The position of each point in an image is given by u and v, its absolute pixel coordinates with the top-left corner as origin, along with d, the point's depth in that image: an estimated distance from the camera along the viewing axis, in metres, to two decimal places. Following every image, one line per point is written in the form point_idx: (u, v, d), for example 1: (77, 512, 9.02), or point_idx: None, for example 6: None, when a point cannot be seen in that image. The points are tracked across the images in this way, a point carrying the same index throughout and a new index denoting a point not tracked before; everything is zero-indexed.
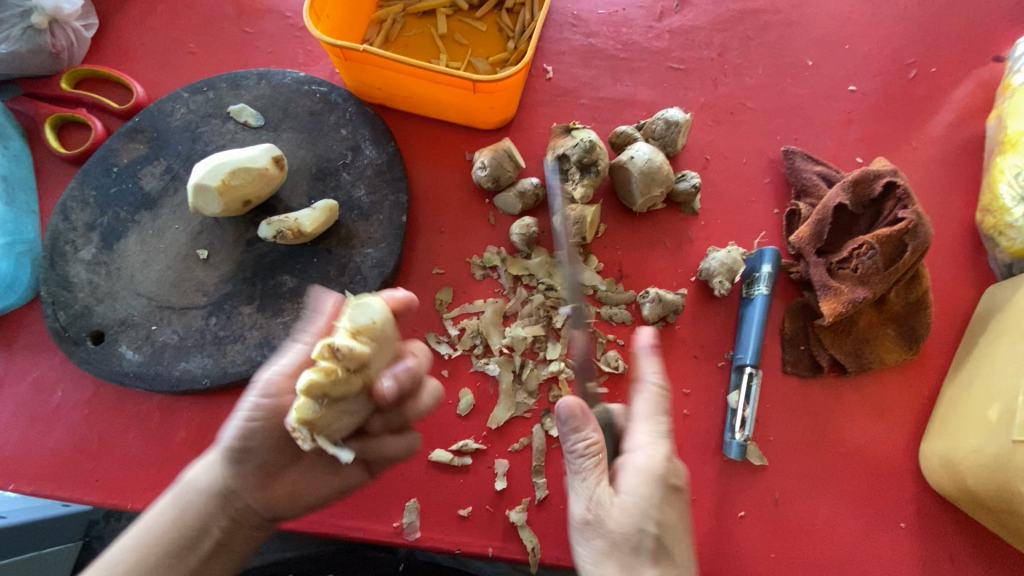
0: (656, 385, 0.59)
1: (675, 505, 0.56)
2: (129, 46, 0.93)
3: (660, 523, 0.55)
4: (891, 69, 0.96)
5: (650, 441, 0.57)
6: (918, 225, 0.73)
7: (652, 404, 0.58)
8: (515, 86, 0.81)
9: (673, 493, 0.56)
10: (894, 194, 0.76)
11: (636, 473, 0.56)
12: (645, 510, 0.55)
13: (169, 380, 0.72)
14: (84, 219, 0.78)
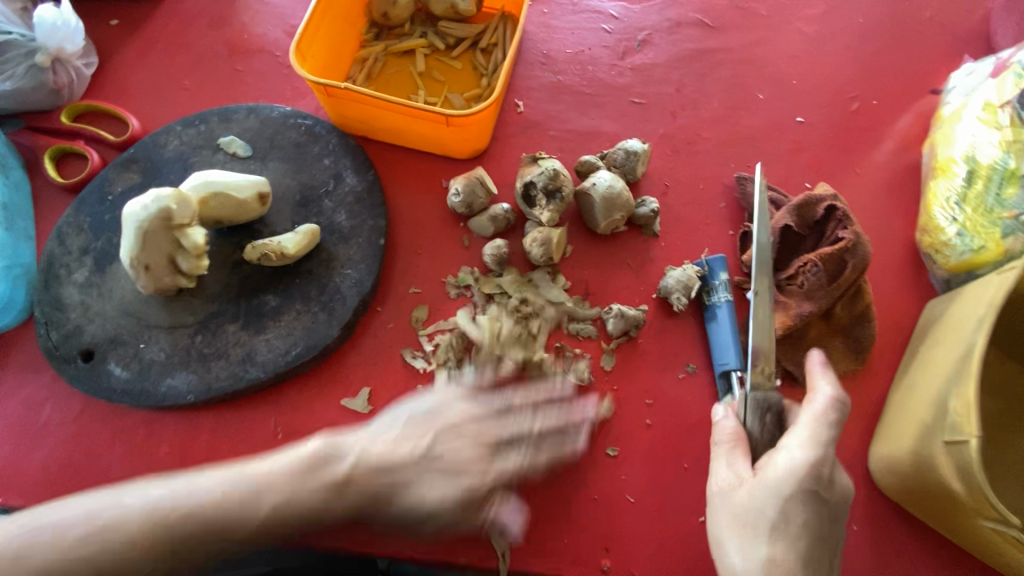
0: (827, 403, 0.64)
1: (812, 511, 0.61)
2: (126, 83, 1.00)
3: (792, 517, 0.61)
4: (835, 103, 1.05)
5: (802, 443, 0.62)
6: (856, 244, 0.81)
7: (817, 415, 0.64)
8: (487, 120, 0.88)
9: (817, 502, 0.61)
10: (835, 216, 0.85)
11: (779, 467, 0.61)
12: (778, 500, 0.61)
13: (156, 395, 0.76)
14: (78, 243, 0.83)
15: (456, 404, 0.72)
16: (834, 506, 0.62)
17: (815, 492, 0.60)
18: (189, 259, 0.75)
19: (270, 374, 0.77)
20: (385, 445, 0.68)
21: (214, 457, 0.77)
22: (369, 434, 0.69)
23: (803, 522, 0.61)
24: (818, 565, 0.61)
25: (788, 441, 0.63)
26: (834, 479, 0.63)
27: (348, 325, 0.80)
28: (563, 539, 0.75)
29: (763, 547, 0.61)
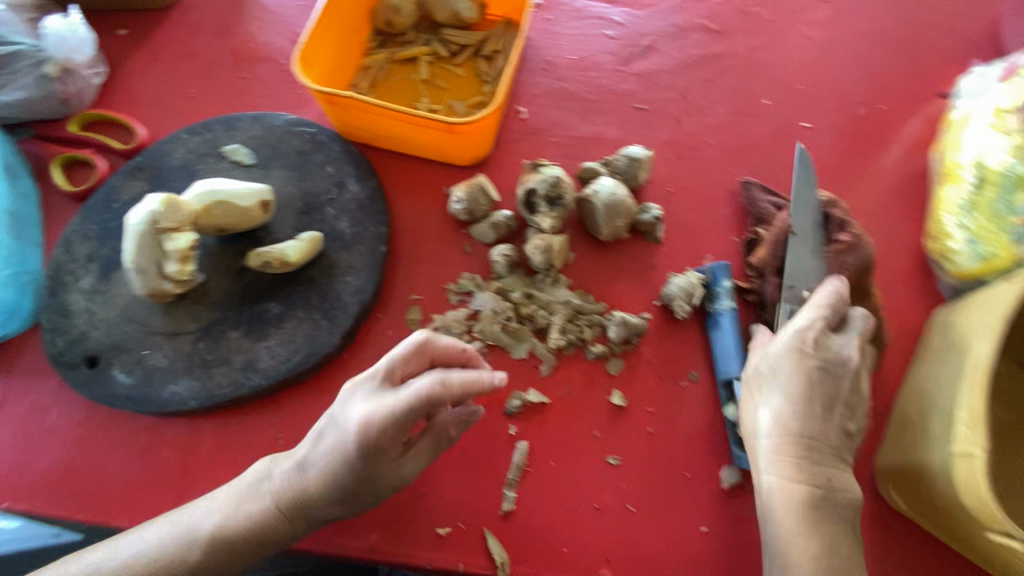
0: (831, 289, 0.73)
1: (801, 368, 0.69)
2: (134, 92, 1.01)
3: (795, 373, 0.69)
4: (842, 108, 1.03)
5: (806, 316, 0.71)
6: (853, 246, 0.82)
7: (823, 296, 0.72)
8: (489, 127, 0.88)
9: (804, 359, 0.69)
10: (833, 220, 0.85)
11: (779, 335, 0.72)
12: (771, 358, 0.71)
13: (158, 402, 0.76)
14: (84, 251, 0.84)
15: (340, 423, 0.61)
16: (834, 366, 0.70)
17: (804, 348, 0.70)
18: (177, 262, 0.75)
19: (271, 381, 0.77)
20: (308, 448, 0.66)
21: (215, 463, 0.77)
22: (291, 457, 0.66)
23: (803, 380, 0.69)
24: (815, 411, 0.69)
25: (800, 317, 0.72)
26: (835, 345, 0.71)
27: (349, 332, 0.80)
28: (563, 548, 0.74)
29: (763, 399, 0.71)
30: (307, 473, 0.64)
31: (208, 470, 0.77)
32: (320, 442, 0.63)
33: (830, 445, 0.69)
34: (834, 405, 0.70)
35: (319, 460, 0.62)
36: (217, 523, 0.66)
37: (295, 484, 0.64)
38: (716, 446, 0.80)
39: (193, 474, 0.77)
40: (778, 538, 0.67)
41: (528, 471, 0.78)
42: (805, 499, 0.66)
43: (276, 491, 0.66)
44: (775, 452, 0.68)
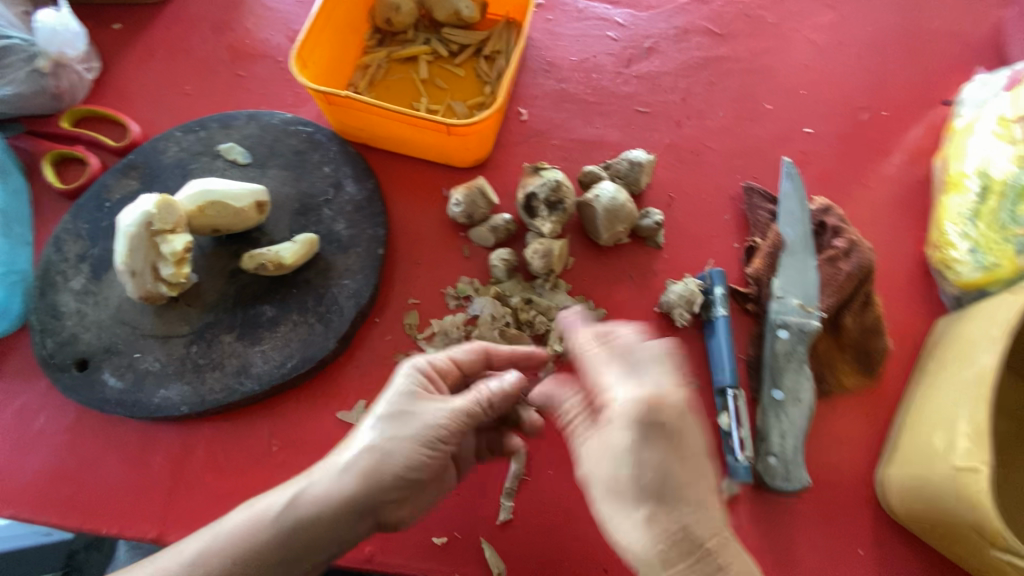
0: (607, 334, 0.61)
1: (656, 450, 0.52)
2: (128, 88, 0.99)
3: (633, 461, 0.52)
4: (845, 113, 1.02)
5: (640, 373, 0.55)
6: (850, 250, 0.82)
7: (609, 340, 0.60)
8: (489, 129, 0.87)
9: (658, 439, 0.52)
10: (829, 227, 0.86)
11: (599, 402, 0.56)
12: (620, 449, 0.53)
13: (149, 406, 0.75)
14: (75, 251, 0.82)
15: (421, 400, 0.62)
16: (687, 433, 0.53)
17: (653, 414, 0.52)
18: (172, 264, 0.73)
19: (265, 386, 0.76)
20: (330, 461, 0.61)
21: (207, 470, 0.76)
22: (330, 463, 0.60)
23: (653, 460, 0.52)
24: (684, 495, 0.52)
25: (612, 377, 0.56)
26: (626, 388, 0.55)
27: (344, 336, 0.79)
28: (561, 559, 0.73)
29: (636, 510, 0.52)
30: (372, 470, 0.59)
31: (200, 476, 0.75)
32: (386, 428, 0.60)
33: (706, 535, 0.52)
34: (701, 490, 0.53)
35: (395, 446, 0.59)
36: (244, 549, 0.57)
37: (346, 487, 0.58)
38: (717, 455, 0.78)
39: (186, 481, 0.75)
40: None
41: (526, 479, 0.77)
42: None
43: (320, 498, 0.58)
44: (672, 571, 0.51)
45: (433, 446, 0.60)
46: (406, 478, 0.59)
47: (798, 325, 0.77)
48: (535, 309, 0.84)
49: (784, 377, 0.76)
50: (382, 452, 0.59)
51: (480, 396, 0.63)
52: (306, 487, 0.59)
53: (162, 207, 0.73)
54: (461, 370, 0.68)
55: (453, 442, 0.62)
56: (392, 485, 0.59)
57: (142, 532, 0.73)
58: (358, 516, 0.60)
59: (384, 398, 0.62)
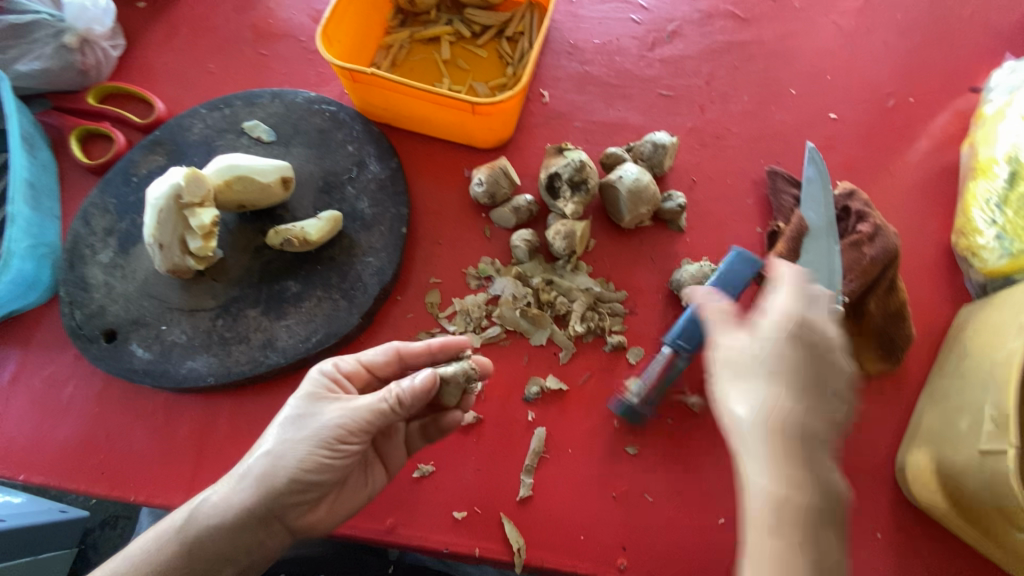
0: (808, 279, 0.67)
1: (799, 348, 0.48)
2: (152, 65, 1.00)
3: (792, 350, 0.48)
4: (871, 99, 1.01)
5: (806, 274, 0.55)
6: (875, 235, 0.81)
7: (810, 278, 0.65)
8: (513, 109, 0.87)
9: (794, 333, 0.48)
10: (854, 213, 0.85)
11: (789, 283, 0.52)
12: (780, 322, 0.49)
13: (176, 377, 0.76)
14: (103, 225, 0.83)
15: (320, 402, 0.63)
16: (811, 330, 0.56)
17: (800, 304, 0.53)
18: (200, 238, 0.74)
19: (290, 360, 0.77)
20: (233, 475, 0.62)
21: (232, 442, 0.77)
22: (233, 472, 0.62)
23: (814, 354, 0.49)
24: (807, 397, 0.47)
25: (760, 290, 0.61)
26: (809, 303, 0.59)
27: (368, 313, 0.79)
28: (580, 535, 0.74)
29: (758, 381, 0.48)
30: (263, 475, 0.60)
31: (225, 447, 0.77)
32: (282, 432, 0.61)
33: (820, 441, 0.46)
34: (819, 401, 0.47)
35: (284, 451, 0.60)
36: (150, 564, 0.60)
37: (240, 493, 0.60)
38: None
39: (210, 451, 0.76)
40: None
41: (546, 457, 0.77)
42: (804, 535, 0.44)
43: (219, 505, 0.61)
44: (771, 459, 0.45)
45: (326, 448, 0.60)
46: (300, 481, 0.60)
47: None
48: (556, 290, 0.84)
49: None
50: (274, 457, 0.60)
51: (388, 395, 0.60)
52: (211, 494, 0.62)
53: (189, 182, 0.73)
54: (373, 372, 0.69)
55: (352, 444, 0.61)
56: (287, 489, 0.60)
57: (169, 500, 0.74)
58: (262, 522, 0.61)
59: (288, 404, 0.64)
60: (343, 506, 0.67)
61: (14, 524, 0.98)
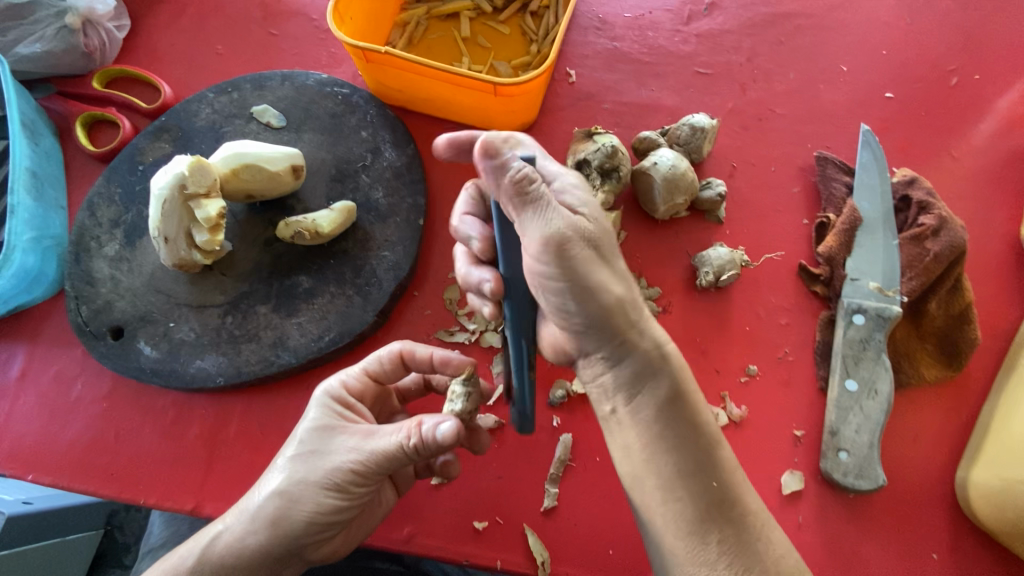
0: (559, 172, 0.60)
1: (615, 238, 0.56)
2: (158, 46, 0.95)
3: (581, 284, 0.52)
4: (931, 76, 0.92)
5: (586, 196, 0.57)
6: (940, 228, 0.74)
7: (577, 179, 0.58)
8: (538, 90, 0.80)
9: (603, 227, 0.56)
10: (913, 203, 0.77)
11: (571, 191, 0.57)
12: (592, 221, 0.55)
13: (184, 377, 0.72)
14: (109, 216, 0.80)
15: (333, 436, 0.59)
16: (606, 254, 0.54)
17: (564, 245, 0.51)
18: (207, 230, 0.70)
19: (301, 360, 0.73)
20: (242, 509, 0.59)
21: (243, 444, 0.74)
22: (241, 508, 0.59)
23: (590, 274, 0.52)
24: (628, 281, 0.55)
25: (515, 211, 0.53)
26: (588, 221, 0.54)
27: (383, 311, 0.75)
28: (608, 550, 0.69)
29: (607, 274, 0.54)
30: (277, 518, 0.57)
31: (236, 449, 0.73)
32: (294, 469, 0.58)
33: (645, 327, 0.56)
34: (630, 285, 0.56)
35: (300, 491, 0.57)
36: None
37: (254, 536, 0.58)
38: (777, 447, 0.73)
39: (220, 454, 0.73)
40: (683, 488, 0.54)
41: (572, 465, 0.73)
42: (659, 406, 0.55)
43: (230, 545, 0.58)
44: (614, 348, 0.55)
45: (338, 491, 0.58)
46: (318, 523, 0.58)
47: (876, 310, 0.71)
48: None
49: (859, 366, 0.71)
50: (288, 498, 0.57)
51: (407, 437, 0.57)
52: (221, 533, 0.59)
53: (193, 170, 0.69)
54: (378, 381, 0.69)
55: (366, 485, 0.59)
56: (303, 532, 0.58)
57: (179, 504, 0.72)
58: (276, 562, 0.59)
59: (298, 435, 0.60)
60: (356, 533, 0.66)
61: (38, 509, 0.98)
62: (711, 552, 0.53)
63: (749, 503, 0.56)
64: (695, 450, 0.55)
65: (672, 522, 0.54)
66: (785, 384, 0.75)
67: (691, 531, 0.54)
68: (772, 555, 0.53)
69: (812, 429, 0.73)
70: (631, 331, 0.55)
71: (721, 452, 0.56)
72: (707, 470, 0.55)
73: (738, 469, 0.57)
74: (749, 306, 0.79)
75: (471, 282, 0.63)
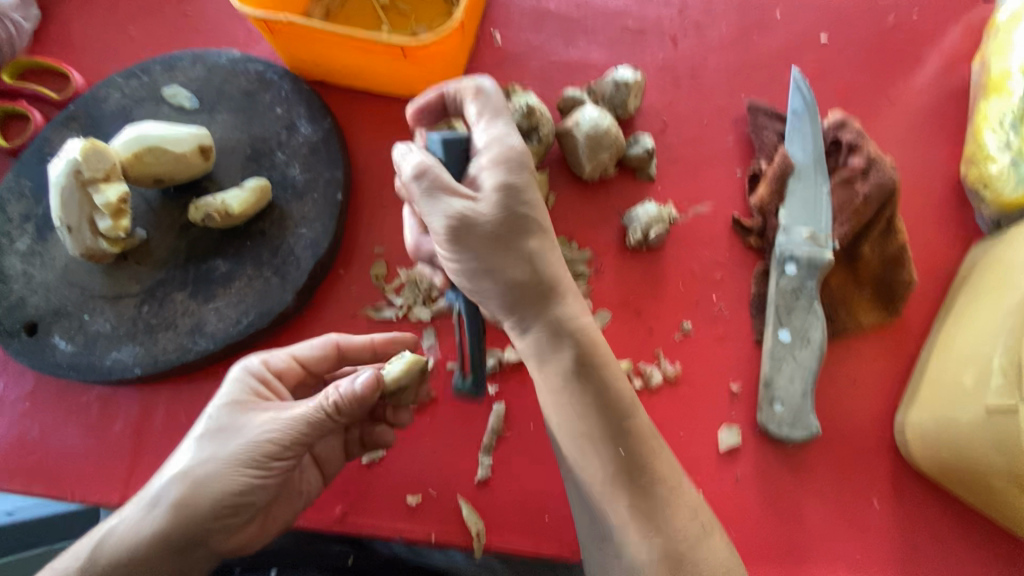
0: (490, 141, 0.54)
1: (531, 199, 0.54)
2: (70, 34, 0.92)
3: (485, 266, 0.52)
4: (869, 16, 0.89)
5: (501, 155, 0.53)
6: (868, 168, 0.72)
7: (503, 149, 0.53)
8: (452, 51, 0.77)
9: (515, 191, 0.53)
10: (844, 145, 0.75)
11: (491, 151, 0.53)
12: (502, 190, 0.52)
13: (102, 369, 0.71)
14: (19, 210, 0.77)
15: (249, 412, 0.58)
16: (513, 237, 0.53)
17: (462, 231, 0.51)
18: (109, 214, 0.68)
19: (220, 344, 0.71)
20: (147, 496, 0.55)
21: (170, 434, 0.72)
22: (142, 495, 0.56)
23: (495, 259, 0.52)
24: (544, 263, 0.55)
25: (426, 215, 0.52)
26: (497, 204, 0.52)
27: (303, 290, 0.73)
28: (545, 516, 0.68)
29: (518, 256, 0.54)
30: (182, 498, 0.54)
31: (164, 440, 0.72)
32: (203, 445, 0.56)
33: (557, 309, 0.57)
34: (548, 259, 0.56)
35: (211, 467, 0.55)
36: None
37: (156, 518, 0.54)
38: (714, 404, 0.71)
39: (148, 446, 0.72)
40: (599, 452, 0.56)
41: (506, 435, 0.71)
42: (568, 376, 0.57)
43: (124, 537, 0.54)
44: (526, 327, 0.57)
45: (256, 467, 0.56)
46: (226, 506, 0.55)
47: (806, 258, 0.69)
48: None
49: (792, 316, 0.69)
50: (195, 479, 0.54)
51: (325, 400, 0.56)
52: (112, 529, 0.55)
53: (87, 156, 0.67)
54: (306, 368, 0.66)
55: (284, 456, 0.57)
56: (211, 514, 0.55)
57: (108, 498, 0.70)
58: (178, 557, 0.55)
59: (207, 412, 0.59)
60: (275, 521, 0.62)
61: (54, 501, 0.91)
62: (619, 513, 0.55)
63: (661, 472, 0.56)
64: (607, 421, 0.56)
65: (591, 477, 0.57)
66: (722, 339, 0.74)
67: (603, 490, 0.56)
68: (679, 517, 0.55)
69: (749, 382, 0.72)
70: (545, 308, 0.56)
71: (634, 422, 0.57)
72: (616, 436, 0.56)
73: (657, 436, 0.58)
74: (684, 263, 0.77)
75: (425, 249, 0.62)
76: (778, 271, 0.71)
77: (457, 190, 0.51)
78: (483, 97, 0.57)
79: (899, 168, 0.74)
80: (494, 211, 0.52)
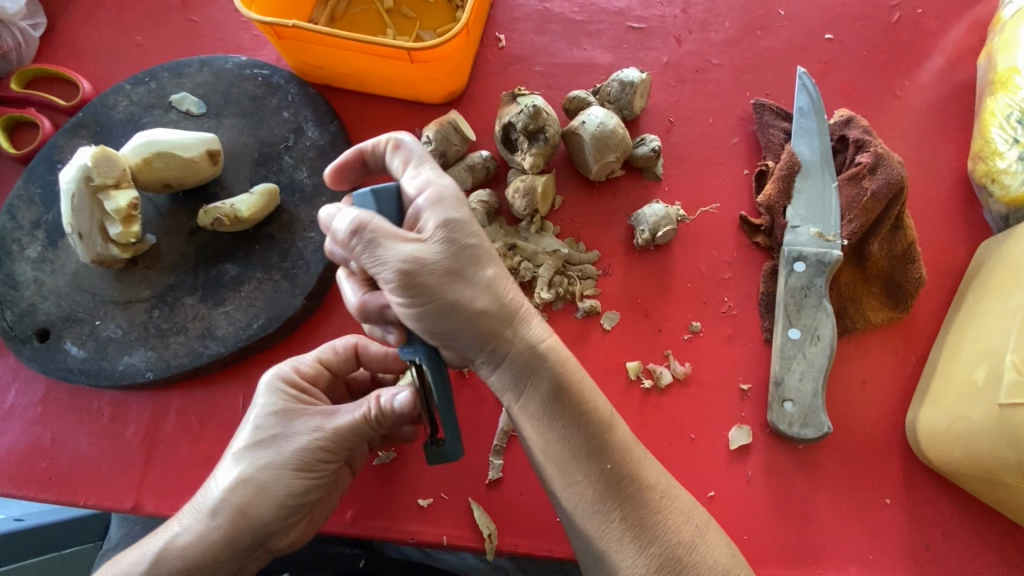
0: (423, 185, 0.52)
1: (475, 232, 0.51)
2: (77, 42, 0.92)
3: (441, 307, 0.49)
4: (873, 14, 0.88)
5: (436, 196, 0.50)
6: (876, 166, 0.71)
7: (436, 190, 0.51)
8: (458, 54, 0.77)
9: (458, 226, 0.50)
10: (851, 142, 0.75)
11: (425, 194, 0.51)
12: (445, 228, 0.49)
13: (113, 375, 0.71)
14: (30, 217, 0.78)
15: (294, 419, 0.58)
16: (465, 270, 0.50)
17: (411, 278, 0.47)
18: (119, 219, 0.68)
19: (230, 348, 0.71)
20: (203, 507, 0.55)
21: (181, 439, 0.72)
22: (198, 504, 0.56)
23: (450, 295, 0.49)
24: (502, 285, 0.52)
25: (372, 270, 0.49)
26: (443, 242, 0.49)
27: (312, 293, 0.73)
28: (556, 517, 0.68)
29: (476, 287, 0.50)
30: (243, 506, 0.55)
31: (175, 445, 0.72)
32: (256, 454, 0.56)
33: (523, 327, 0.53)
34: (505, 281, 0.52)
35: (269, 476, 0.56)
36: None
37: (217, 527, 0.54)
38: (724, 403, 0.71)
39: (160, 450, 0.72)
40: (582, 479, 0.53)
41: (515, 436, 0.71)
42: (545, 403, 0.52)
43: (188, 546, 0.54)
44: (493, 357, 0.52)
45: (308, 473, 0.57)
46: (284, 509, 0.57)
47: (815, 256, 0.69)
48: (519, 255, 0.75)
49: (802, 314, 0.69)
50: (254, 487, 0.55)
51: (371, 410, 0.58)
52: (170, 540, 0.55)
53: (97, 162, 0.67)
54: (332, 370, 0.66)
55: (332, 462, 0.59)
56: (271, 519, 0.56)
57: (120, 503, 0.70)
58: (238, 560, 0.56)
59: (252, 421, 0.59)
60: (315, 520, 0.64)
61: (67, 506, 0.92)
62: (614, 529, 0.52)
63: (649, 477, 0.54)
64: (586, 439, 0.52)
65: (581, 502, 0.53)
66: (731, 338, 0.74)
67: (595, 510, 0.53)
68: (674, 520, 0.53)
69: (759, 381, 0.72)
70: (510, 331, 0.52)
71: (615, 436, 0.54)
72: (600, 452, 0.53)
73: (638, 444, 0.56)
74: (691, 262, 0.77)
75: (374, 306, 0.53)
76: (787, 270, 0.70)
77: (398, 236, 0.49)
78: (402, 148, 0.55)
79: (906, 166, 0.73)
80: (441, 250, 0.49)
